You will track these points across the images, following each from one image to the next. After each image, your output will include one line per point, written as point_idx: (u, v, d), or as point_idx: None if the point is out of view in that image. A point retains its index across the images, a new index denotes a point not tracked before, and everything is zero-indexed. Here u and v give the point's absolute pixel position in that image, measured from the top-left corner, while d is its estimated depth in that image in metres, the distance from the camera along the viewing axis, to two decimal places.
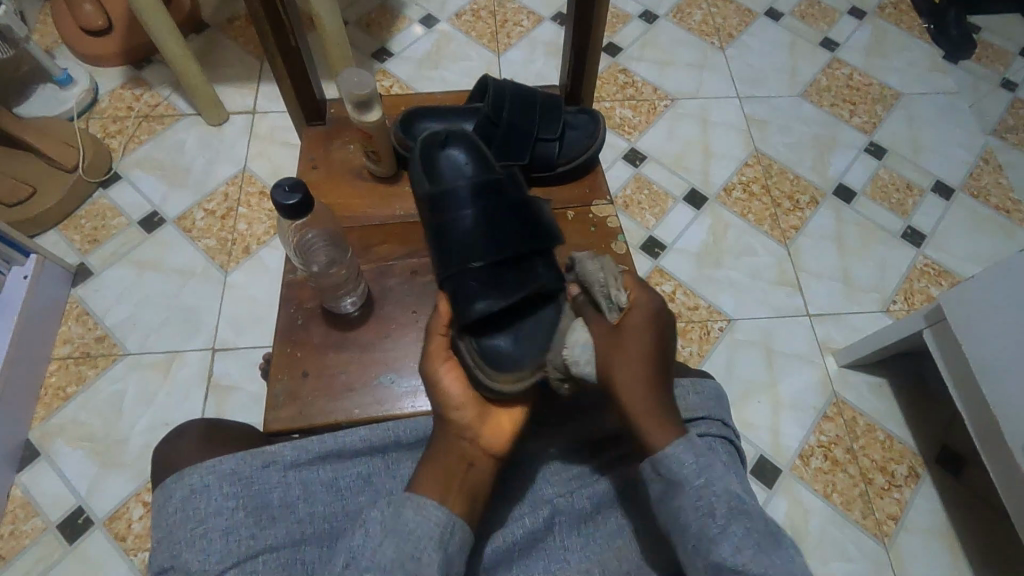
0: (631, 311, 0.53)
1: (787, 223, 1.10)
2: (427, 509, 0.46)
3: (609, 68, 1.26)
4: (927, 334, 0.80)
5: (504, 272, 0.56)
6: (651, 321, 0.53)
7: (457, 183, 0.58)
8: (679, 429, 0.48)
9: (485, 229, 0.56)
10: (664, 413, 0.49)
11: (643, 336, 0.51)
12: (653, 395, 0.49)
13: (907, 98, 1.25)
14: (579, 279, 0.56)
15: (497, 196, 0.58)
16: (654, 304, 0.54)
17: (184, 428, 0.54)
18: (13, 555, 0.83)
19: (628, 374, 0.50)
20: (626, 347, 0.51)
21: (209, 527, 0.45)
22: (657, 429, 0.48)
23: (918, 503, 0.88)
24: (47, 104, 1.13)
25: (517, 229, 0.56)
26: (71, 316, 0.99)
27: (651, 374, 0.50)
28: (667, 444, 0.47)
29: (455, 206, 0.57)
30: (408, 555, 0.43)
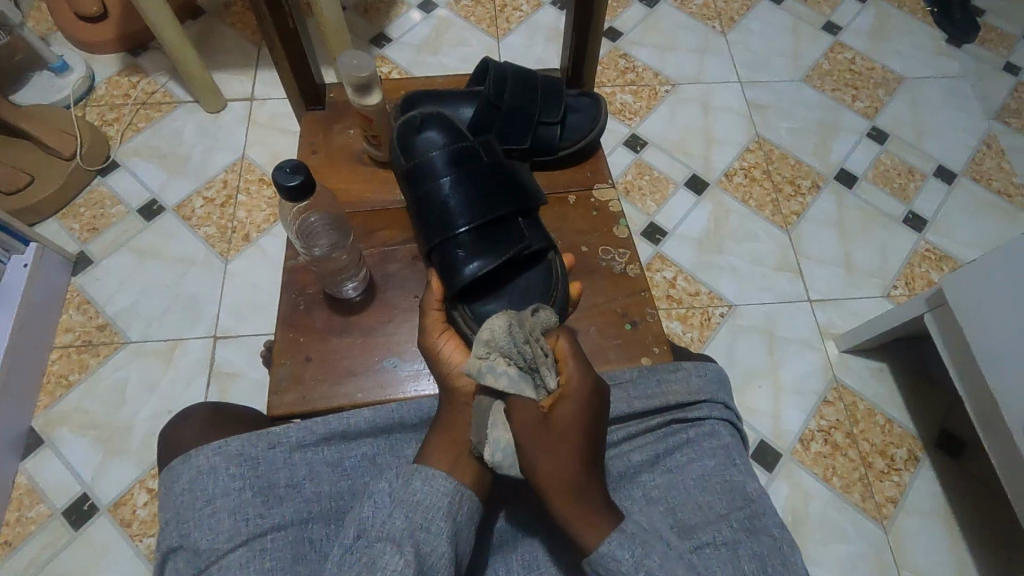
0: (563, 403, 0.47)
1: (788, 208, 1.10)
2: (435, 479, 0.46)
3: (609, 53, 1.25)
4: (928, 317, 0.80)
5: (492, 235, 0.57)
6: (588, 411, 0.47)
7: (429, 157, 0.58)
8: (615, 517, 0.46)
9: (466, 196, 0.57)
10: (598, 508, 0.46)
11: (574, 425, 0.47)
12: (581, 490, 0.46)
13: (909, 82, 1.24)
14: (482, 366, 0.47)
15: (471, 162, 0.59)
16: (589, 383, 0.49)
17: (190, 412, 0.54)
18: (19, 542, 0.84)
19: (558, 481, 0.45)
20: (560, 442, 0.46)
21: (216, 506, 0.45)
22: (592, 529, 0.45)
23: (917, 487, 0.89)
24: (44, 91, 1.12)
25: (497, 191, 0.58)
26: (72, 305, 0.98)
27: (585, 466, 0.46)
28: (600, 542, 0.44)
29: (432, 178, 0.58)
30: (418, 524, 0.44)
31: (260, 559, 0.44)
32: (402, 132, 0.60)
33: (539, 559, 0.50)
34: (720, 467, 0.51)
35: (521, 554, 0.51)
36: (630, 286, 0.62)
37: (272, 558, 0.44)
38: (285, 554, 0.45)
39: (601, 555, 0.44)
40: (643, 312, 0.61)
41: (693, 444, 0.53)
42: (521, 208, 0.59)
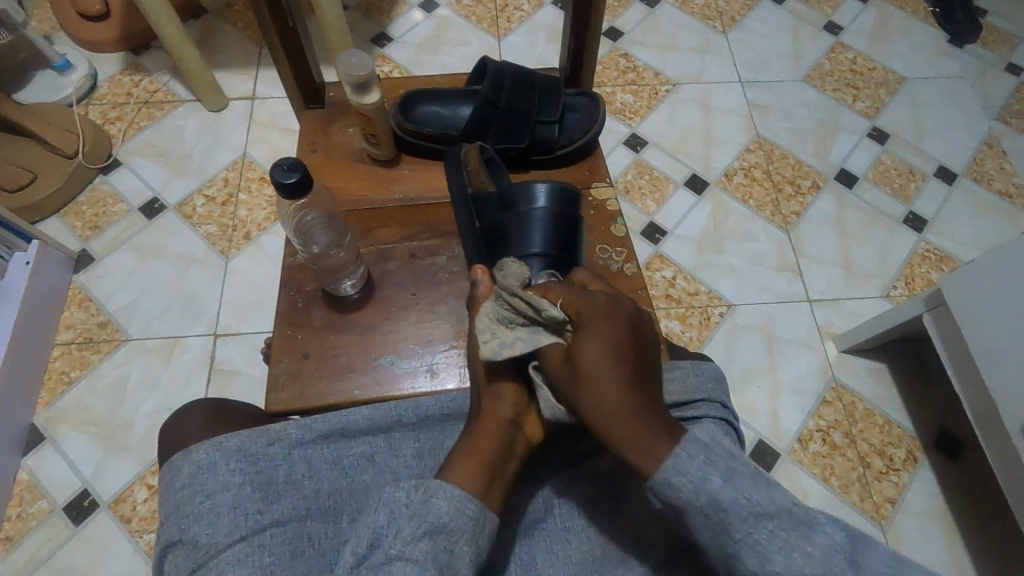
0: (581, 339, 0.46)
1: (788, 208, 1.10)
2: (462, 500, 0.43)
3: (610, 53, 1.25)
4: (926, 318, 0.80)
5: (556, 277, 0.57)
6: (610, 330, 0.46)
7: (538, 185, 0.59)
8: (669, 434, 0.42)
9: (552, 231, 0.58)
10: (653, 420, 0.42)
11: (597, 343, 0.45)
12: (633, 411, 0.43)
13: (911, 82, 1.24)
14: (495, 345, 0.49)
15: (569, 204, 0.59)
16: (601, 301, 0.47)
17: (188, 410, 0.53)
18: (20, 537, 0.84)
19: (608, 403, 0.43)
20: (588, 378, 0.44)
21: (216, 501, 0.45)
22: (649, 439, 0.42)
23: (916, 487, 0.89)
24: (47, 90, 1.13)
25: (574, 243, 0.58)
26: (73, 302, 0.99)
27: (631, 387, 0.43)
28: (662, 461, 0.41)
29: (529, 202, 0.58)
30: (441, 547, 0.41)
31: (257, 555, 0.43)
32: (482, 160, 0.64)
33: (536, 558, 0.49)
34: None
35: (518, 549, 0.49)
36: (627, 284, 0.62)
37: (272, 554, 0.44)
38: (285, 550, 0.44)
39: (665, 467, 0.41)
40: None
41: None
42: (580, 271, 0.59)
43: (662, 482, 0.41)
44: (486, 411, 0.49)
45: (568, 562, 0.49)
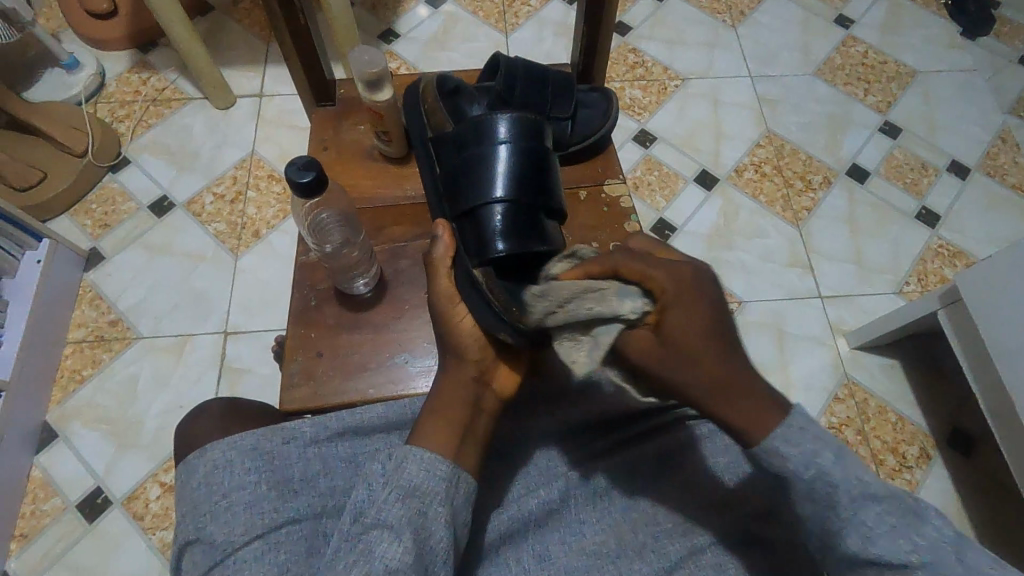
0: (670, 312, 0.44)
1: (799, 204, 1.09)
2: (431, 463, 0.44)
3: (618, 48, 1.24)
4: (942, 314, 0.79)
5: (524, 221, 0.53)
6: (699, 304, 0.44)
7: (494, 120, 0.56)
8: (777, 404, 0.41)
9: (516, 170, 0.55)
10: (750, 390, 0.42)
11: (689, 316, 0.44)
12: (734, 382, 0.42)
13: (923, 76, 1.23)
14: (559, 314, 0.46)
15: (534, 140, 0.56)
16: (684, 272, 0.45)
17: (205, 408, 0.53)
18: (34, 534, 0.85)
19: (714, 377, 0.42)
20: (683, 348, 0.43)
21: (232, 499, 0.45)
22: (757, 412, 0.41)
23: (929, 484, 0.88)
24: (55, 88, 1.13)
25: (539, 179, 0.56)
26: (84, 301, 0.99)
27: (726, 356, 0.43)
28: (774, 432, 0.40)
29: (492, 138, 0.55)
30: (415, 510, 0.42)
31: (275, 552, 0.43)
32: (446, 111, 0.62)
33: (551, 551, 0.48)
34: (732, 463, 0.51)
35: (531, 543, 0.49)
36: None
37: (289, 550, 0.43)
38: (301, 547, 0.44)
39: (770, 442, 0.40)
40: None
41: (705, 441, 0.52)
42: (552, 207, 0.56)
43: (772, 451, 0.40)
44: (451, 372, 0.49)
45: (583, 556, 0.48)
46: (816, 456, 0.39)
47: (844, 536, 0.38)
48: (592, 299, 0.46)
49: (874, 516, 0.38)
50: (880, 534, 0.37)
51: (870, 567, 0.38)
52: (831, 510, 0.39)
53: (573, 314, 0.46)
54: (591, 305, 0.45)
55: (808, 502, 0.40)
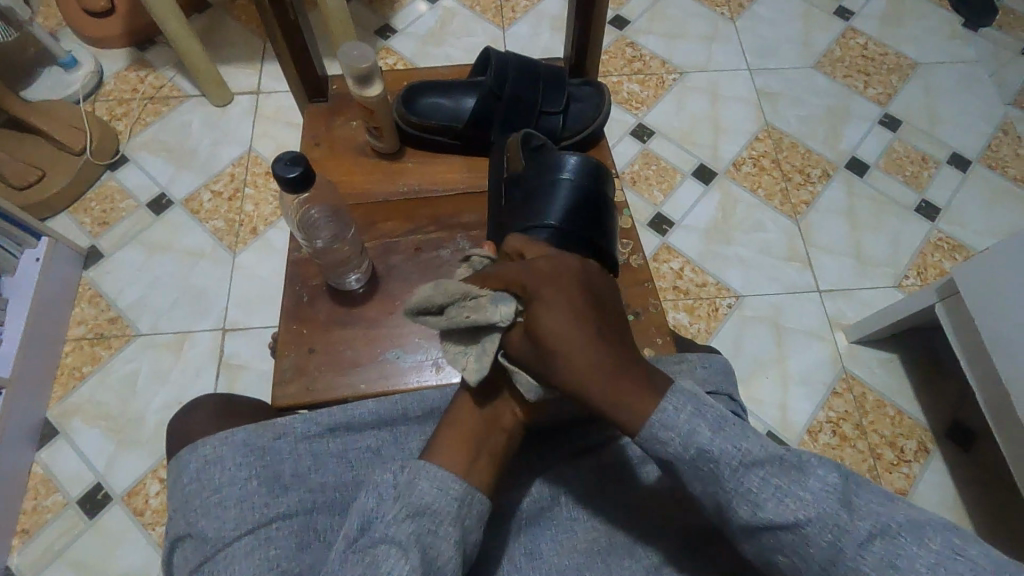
0: (540, 317, 0.46)
1: (798, 197, 1.09)
2: (445, 480, 0.44)
3: (616, 42, 1.24)
4: (938, 309, 0.79)
5: (567, 248, 0.56)
6: (566, 297, 0.46)
7: (529, 144, 0.62)
8: (652, 390, 0.42)
9: (574, 204, 0.57)
10: (631, 377, 0.43)
11: (562, 315, 0.45)
12: (608, 372, 0.43)
13: (924, 68, 1.22)
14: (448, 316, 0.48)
15: (596, 182, 0.59)
16: (542, 266, 0.48)
17: (196, 405, 0.53)
18: (36, 529, 0.86)
19: (583, 372, 0.44)
20: (557, 345, 0.45)
21: (223, 495, 0.45)
22: (627, 399, 0.42)
23: (927, 478, 0.88)
24: (54, 86, 1.13)
25: (592, 221, 0.58)
26: (84, 298, 1.00)
27: (592, 349, 0.44)
28: (645, 417, 0.42)
29: (557, 169, 0.59)
30: (425, 528, 0.42)
31: (265, 548, 0.43)
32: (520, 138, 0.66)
33: (541, 548, 0.48)
34: None
35: (522, 541, 0.49)
36: (634, 277, 0.62)
37: (279, 546, 0.44)
38: (291, 543, 0.44)
39: (651, 425, 0.42)
40: (647, 303, 0.61)
41: None
42: (606, 252, 0.58)
43: (650, 437, 0.42)
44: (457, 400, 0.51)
45: (573, 553, 0.48)
46: (692, 432, 0.41)
47: (736, 506, 0.39)
48: (467, 306, 0.48)
49: (757, 480, 0.39)
50: (766, 498, 0.38)
51: (766, 532, 0.39)
52: (718, 484, 0.40)
53: (455, 319, 0.48)
54: (469, 313, 0.47)
55: (695, 480, 0.41)
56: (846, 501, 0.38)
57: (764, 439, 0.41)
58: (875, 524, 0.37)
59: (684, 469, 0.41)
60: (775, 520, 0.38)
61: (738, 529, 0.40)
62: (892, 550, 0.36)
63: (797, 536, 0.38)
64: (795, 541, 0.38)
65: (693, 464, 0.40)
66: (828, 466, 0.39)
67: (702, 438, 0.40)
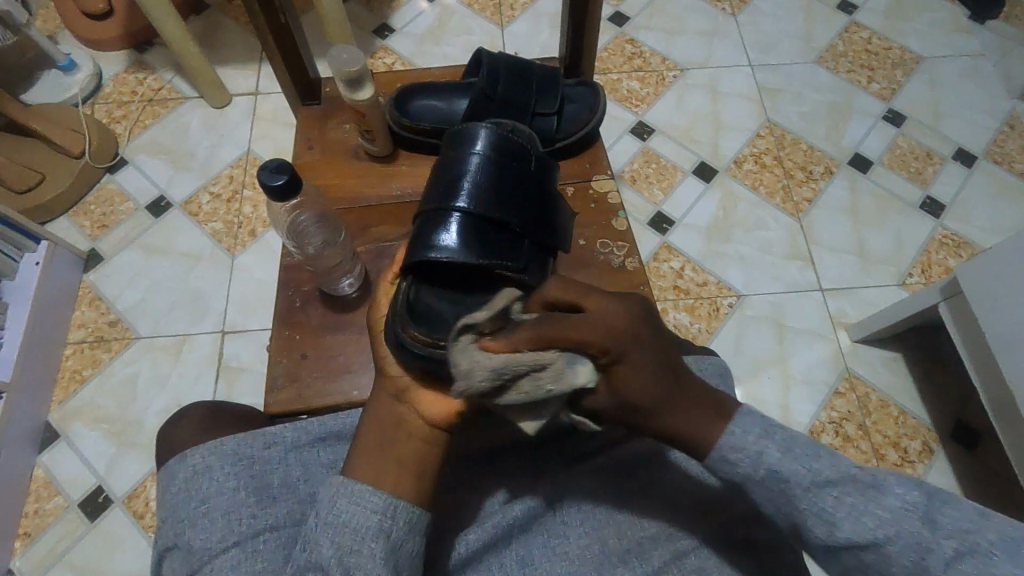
0: (617, 367, 0.39)
1: (800, 195, 1.08)
2: (362, 495, 0.42)
3: (615, 39, 1.23)
4: (943, 307, 0.78)
5: (478, 230, 0.52)
6: (644, 343, 0.39)
7: (478, 129, 0.55)
8: (723, 416, 0.40)
9: (485, 180, 0.53)
10: (702, 405, 0.40)
11: (643, 353, 0.39)
12: (685, 408, 0.40)
13: (929, 62, 1.20)
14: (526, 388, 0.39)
15: (517, 161, 0.55)
16: (616, 317, 0.39)
17: (185, 413, 0.53)
18: (38, 532, 0.86)
19: (667, 415, 0.40)
20: (638, 397, 0.39)
21: (210, 506, 0.45)
22: (702, 426, 0.40)
23: (932, 479, 0.87)
24: (53, 90, 1.13)
25: (520, 206, 0.54)
26: (84, 301, 1.00)
27: (670, 387, 0.40)
28: (718, 444, 0.39)
29: (466, 146, 0.55)
30: (346, 547, 0.40)
31: (251, 560, 0.43)
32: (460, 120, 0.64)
33: (534, 556, 0.48)
34: None
35: (516, 549, 0.49)
36: (629, 280, 0.61)
37: (266, 558, 0.43)
38: (279, 555, 0.43)
39: (720, 448, 0.39)
40: None
41: None
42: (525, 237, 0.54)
43: (720, 460, 0.39)
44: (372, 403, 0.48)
45: (566, 559, 0.48)
46: (761, 454, 0.39)
47: (811, 527, 0.38)
48: (546, 378, 0.38)
49: (832, 501, 0.37)
50: (842, 519, 0.37)
51: (848, 552, 0.38)
52: (791, 505, 0.38)
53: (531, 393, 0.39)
54: (550, 386, 0.39)
55: (767, 501, 0.39)
56: (928, 520, 0.36)
57: (837, 457, 0.39)
58: (961, 544, 0.36)
59: (754, 488, 0.39)
60: (852, 540, 0.37)
61: (816, 545, 0.39)
62: (982, 568, 0.35)
63: (876, 555, 0.37)
64: (876, 560, 0.37)
65: (765, 485, 0.39)
66: (905, 484, 0.38)
67: (774, 459, 0.39)
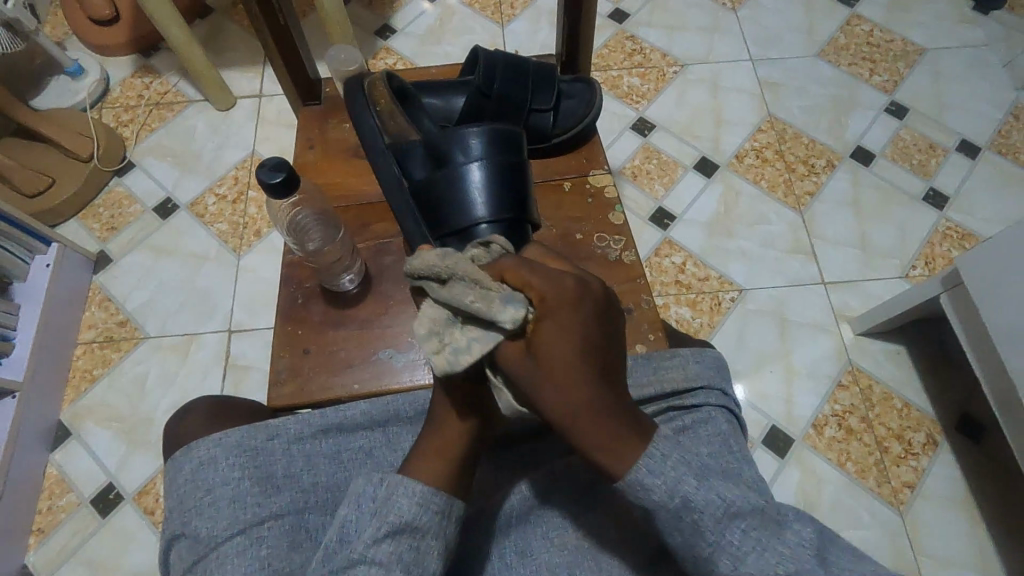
0: (540, 339, 0.39)
1: (802, 188, 1.07)
2: (425, 496, 0.42)
3: (616, 35, 1.23)
4: (944, 298, 0.78)
5: (500, 232, 0.56)
6: (578, 326, 0.39)
7: (469, 137, 0.58)
8: (642, 437, 0.39)
9: (492, 184, 0.57)
10: (627, 419, 0.39)
11: (569, 331, 0.38)
12: (602, 412, 0.38)
13: (932, 54, 1.19)
14: (456, 287, 0.41)
15: (507, 152, 0.58)
16: (568, 283, 0.40)
17: (192, 407, 0.54)
18: (51, 529, 0.88)
19: (574, 411, 0.38)
20: (548, 375, 0.38)
21: (216, 496, 0.46)
22: (615, 443, 0.38)
23: (936, 471, 0.87)
24: (61, 95, 1.15)
25: (522, 196, 0.58)
26: (94, 302, 1.02)
27: (594, 384, 0.38)
28: (632, 468, 0.39)
29: (462, 158, 0.57)
30: (405, 545, 0.41)
31: (256, 547, 0.44)
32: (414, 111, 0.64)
33: (532, 546, 0.49)
34: (717, 453, 0.49)
35: (515, 540, 0.49)
36: (626, 273, 0.62)
37: (270, 546, 0.44)
38: (282, 543, 0.45)
39: (635, 471, 0.38)
40: (639, 299, 0.60)
41: (690, 431, 0.51)
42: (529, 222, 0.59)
43: (635, 482, 0.39)
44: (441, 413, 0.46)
45: (564, 549, 0.48)
46: (739, 556, 0.37)
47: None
48: (475, 292, 0.40)
49: (738, 534, 0.38)
50: (748, 553, 0.37)
51: None
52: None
53: (456, 299, 0.41)
54: (474, 299, 0.40)
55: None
56: (822, 557, 0.37)
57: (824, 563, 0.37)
58: None
59: (662, 518, 0.39)
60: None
61: None
62: None
63: None
64: None
65: (675, 512, 0.38)
66: (803, 523, 0.39)
67: (688, 488, 0.38)
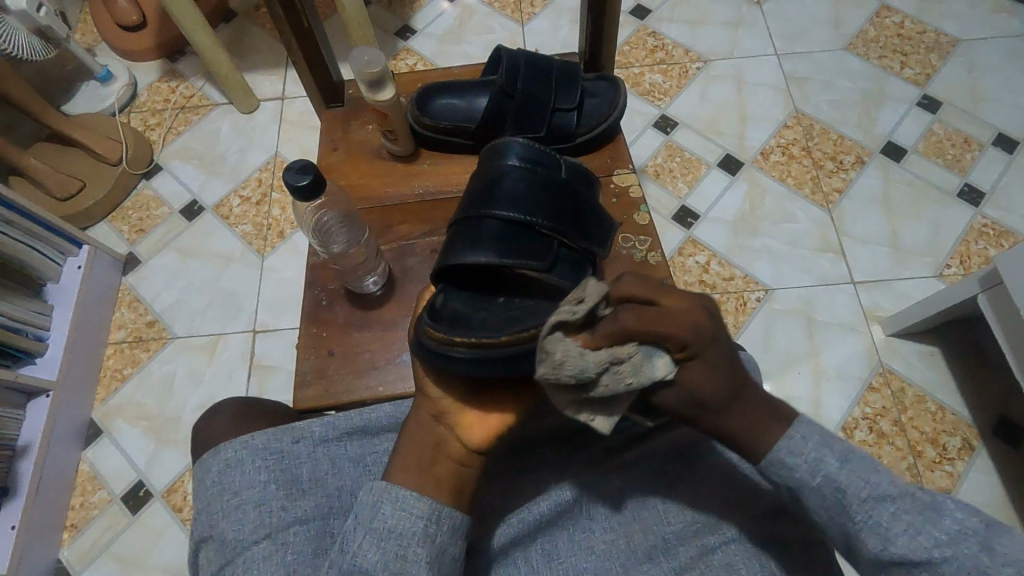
0: (694, 363, 0.40)
1: (830, 185, 1.05)
2: (406, 503, 0.42)
3: (637, 32, 1.21)
4: (982, 298, 0.75)
5: (499, 228, 0.50)
6: (717, 348, 0.40)
7: (509, 142, 0.54)
8: (781, 419, 0.41)
9: (501, 181, 0.52)
10: (764, 410, 0.41)
11: (710, 355, 0.40)
12: (754, 410, 0.41)
13: (966, 44, 1.16)
14: (609, 384, 0.40)
15: (541, 164, 0.53)
16: (695, 318, 0.39)
17: (219, 407, 0.54)
18: (84, 524, 0.90)
19: (739, 417, 0.41)
20: (704, 397, 0.40)
21: (243, 498, 0.46)
22: (758, 430, 0.40)
23: (972, 476, 0.84)
24: (91, 100, 1.17)
25: (540, 206, 0.51)
26: (123, 303, 1.04)
27: (737, 386, 0.41)
28: (774, 447, 0.40)
29: (493, 156, 0.54)
30: (391, 555, 0.40)
31: (282, 553, 0.44)
32: (428, 99, 0.67)
33: (559, 549, 0.49)
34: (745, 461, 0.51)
35: (543, 543, 0.49)
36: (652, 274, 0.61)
37: (295, 550, 0.44)
38: (308, 548, 0.45)
39: (780, 450, 0.40)
40: None
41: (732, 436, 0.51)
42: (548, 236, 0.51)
43: (777, 463, 0.40)
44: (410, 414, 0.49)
45: (589, 554, 0.48)
46: (820, 460, 0.39)
47: (864, 539, 0.38)
48: (625, 372, 0.39)
49: (889, 517, 0.37)
50: (898, 534, 0.37)
51: (898, 568, 0.37)
52: (845, 514, 0.38)
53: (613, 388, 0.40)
54: (629, 379, 0.39)
55: (819, 507, 0.39)
56: (985, 543, 0.36)
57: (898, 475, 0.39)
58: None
59: (809, 496, 0.39)
60: (905, 557, 0.37)
61: (867, 561, 0.39)
62: None
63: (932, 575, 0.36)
64: None
65: (819, 490, 0.39)
66: (965, 510, 0.38)
67: (831, 468, 0.39)
